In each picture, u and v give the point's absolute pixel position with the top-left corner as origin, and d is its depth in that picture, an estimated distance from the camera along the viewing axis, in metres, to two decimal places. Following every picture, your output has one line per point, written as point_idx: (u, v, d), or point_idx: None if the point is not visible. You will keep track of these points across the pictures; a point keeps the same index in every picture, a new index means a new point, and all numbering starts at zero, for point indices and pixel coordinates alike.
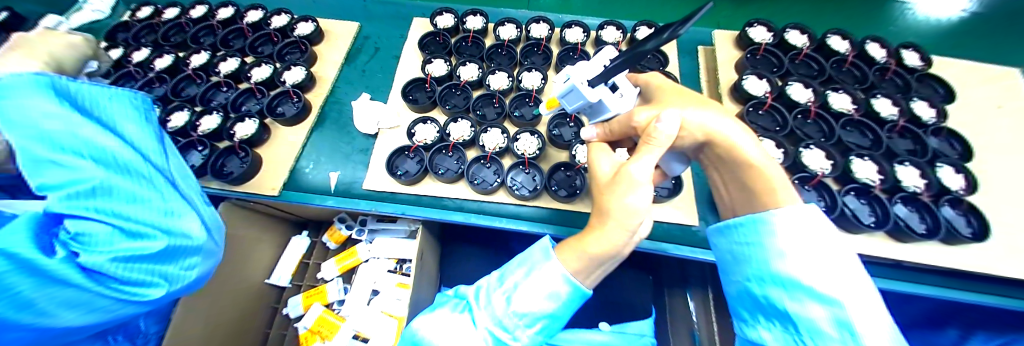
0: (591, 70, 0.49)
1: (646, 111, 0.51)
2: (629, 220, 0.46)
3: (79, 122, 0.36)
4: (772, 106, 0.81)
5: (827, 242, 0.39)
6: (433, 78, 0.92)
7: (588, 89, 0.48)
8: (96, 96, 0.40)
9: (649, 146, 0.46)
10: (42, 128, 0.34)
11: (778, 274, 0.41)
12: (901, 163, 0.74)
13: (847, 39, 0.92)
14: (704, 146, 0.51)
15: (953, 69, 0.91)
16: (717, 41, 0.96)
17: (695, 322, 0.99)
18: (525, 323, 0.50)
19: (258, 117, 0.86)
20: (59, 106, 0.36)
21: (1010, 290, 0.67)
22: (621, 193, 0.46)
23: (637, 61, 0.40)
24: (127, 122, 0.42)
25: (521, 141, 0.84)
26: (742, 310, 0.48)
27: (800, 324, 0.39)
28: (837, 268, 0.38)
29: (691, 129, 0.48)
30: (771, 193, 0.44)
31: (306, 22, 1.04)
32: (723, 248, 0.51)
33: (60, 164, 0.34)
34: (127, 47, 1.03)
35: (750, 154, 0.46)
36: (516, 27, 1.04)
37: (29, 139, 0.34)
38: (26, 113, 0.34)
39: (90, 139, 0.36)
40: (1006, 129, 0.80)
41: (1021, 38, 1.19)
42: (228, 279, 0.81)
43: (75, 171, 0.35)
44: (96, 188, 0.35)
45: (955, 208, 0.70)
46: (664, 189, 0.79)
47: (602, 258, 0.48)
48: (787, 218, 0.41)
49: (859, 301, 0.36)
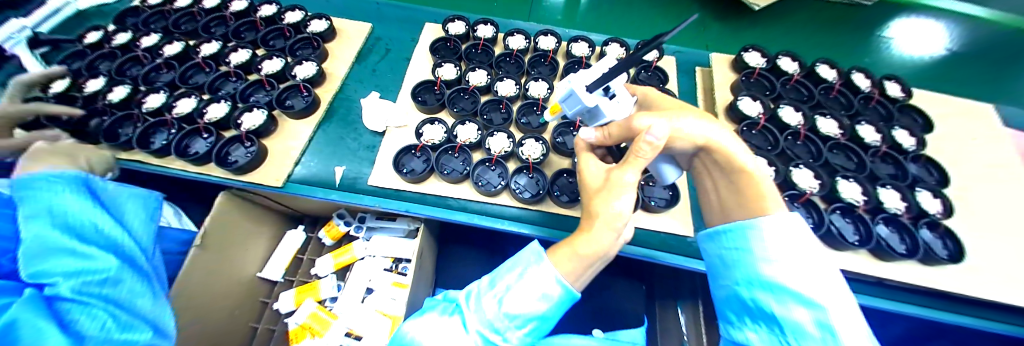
0: (589, 77, 0.52)
1: (645, 117, 0.49)
2: (614, 222, 0.48)
3: (103, 218, 0.51)
4: (765, 127, 0.86)
5: (808, 251, 0.42)
6: (443, 81, 0.95)
7: (587, 95, 0.50)
8: (117, 196, 0.59)
9: (635, 155, 0.46)
10: (72, 225, 0.47)
11: (766, 278, 0.43)
12: (884, 185, 0.78)
13: (834, 69, 0.99)
14: (701, 151, 0.54)
15: (930, 101, 0.98)
16: (714, 63, 1.02)
17: (685, 333, 0.97)
18: (516, 324, 0.51)
19: (267, 107, 0.86)
20: (88, 206, 0.51)
21: (983, 311, 0.71)
22: (607, 198, 0.49)
23: (632, 66, 0.43)
24: (135, 221, 0.59)
25: (525, 146, 0.87)
26: (730, 313, 0.49)
27: (785, 325, 0.39)
28: (818, 273, 0.40)
29: (692, 136, 0.50)
30: (761, 200, 0.47)
31: (321, 19, 1.07)
32: (713, 254, 0.54)
33: (79, 256, 0.45)
34: (138, 33, 1.03)
35: (744, 161, 0.49)
36: (525, 38, 1.07)
37: (56, 232, 0.45)
38: (64, 210, 0.49)
39: (106, 232, 0.50)
40: (977, 159, 0.86)
41: (985, 80, 1.29)
42: (217, 274, 0.78)
43: (89, 260, 0.45)
44: (107, 277, 0.45)
45: (933, 231, 0.75)
46: (662, 199, 0.83)
47: (591, 259, 0.50)
48: (773, 225, 0.44)
49: (838, 304, 0.37)
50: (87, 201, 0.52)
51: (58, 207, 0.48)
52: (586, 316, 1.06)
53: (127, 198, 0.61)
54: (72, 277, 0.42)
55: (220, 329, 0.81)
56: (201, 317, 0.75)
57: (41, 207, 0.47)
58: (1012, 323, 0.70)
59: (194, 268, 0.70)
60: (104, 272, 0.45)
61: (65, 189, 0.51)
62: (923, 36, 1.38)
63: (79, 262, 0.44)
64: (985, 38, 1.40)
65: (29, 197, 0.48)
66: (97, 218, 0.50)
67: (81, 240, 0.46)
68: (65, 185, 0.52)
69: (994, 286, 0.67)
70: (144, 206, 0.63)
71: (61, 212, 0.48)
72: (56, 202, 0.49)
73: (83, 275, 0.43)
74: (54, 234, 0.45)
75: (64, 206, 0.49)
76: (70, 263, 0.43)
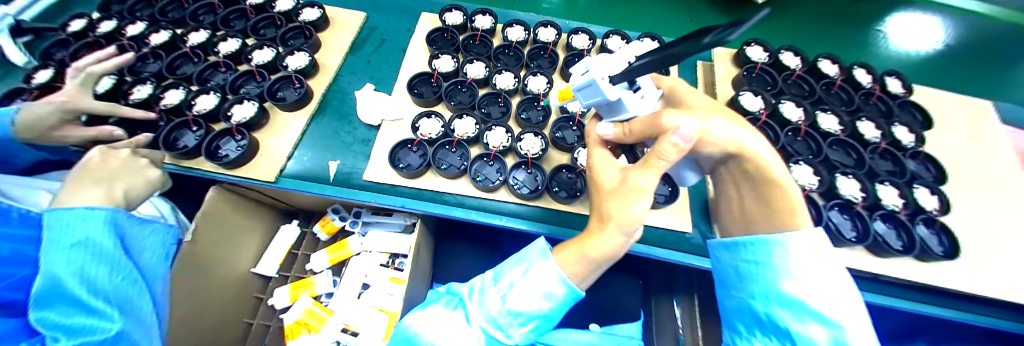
0: (614, 65, 0.49)
1: (674, 114, 0.48)
2: (626, 226, 0.48)
3: (126, 260, 0.44)
4: (766, 122, 0.85)
5: (833, 274, 0.42)
6: (440, 74, 0.92)
7: (609, 86, 0.48)
8: (143, 230, 0.51)
9: (657, 157, 0.44)
10: (91, 265, 0.40)
11: (785, 295, 0.43)
12: (882, 182, 0.79)
13: (835, 64, 0.98)
14: (731, 158, 0.53)
15: (930, 97, 0.97)
16: (717, 57, 1.01)
17: (680, 328, 0.98)
18: (519, 322, 0.50)
19: (258, 99, 0.84)
20: (113, 241, 0.44)
21: (970, 306, 0.72)
22: (624, 202, 0.47)
23: (667, 65, 0.38)
24: (152, 256, 0.52)
25: (524, 141, 0.85)
26: (739, 323, 0.49)
27: (798, 341, 0.40)
28: (834, 286, 0.41)
29: (724, 141, 0.49)
30: (794, 215, 0.47)
31: (313, 7, 1.03)
32: (726, 264, 0.54)
33: (86, 308, 0.37)
34: (123, 20, 0.99)
35: (776, 171, 0.49)
36: (524, 29, 1.05)
37: (70, 273, 0.38)
38: (86, 243, 0.41)
39: (120, 279, 0.42)
40: (975, 157, 0.86)
41: (982, 76, 1.29)
42: (209, 271, 0.76)
43: (94, 315, 0.37)
44: (106, 338, 0.37)
45: (930, 227, 0.75)
46: (662, 195, 0.82)
47: (598, 262, 0.50)
48: (802, 242, 0.44)
49: (855, 322, 0.39)
50: (112, 237, 0.44)
51: (90, 240, 0.42)
52: (585, 310, 1.04)
53: (151, 230, 0.53)
54: (71, 337, 0.35)
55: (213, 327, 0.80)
56: (195, 314, 0.74)
57: (65, 239, 0.40)
58: (1000, 318, 0.71)
59: (186, 266, 0.69)
60: (106, 332, 0.37)
61: (100, 216, 0.44)
62: (923, 31, 1.38)
63: (87, 317, 0.37)
64: (983, 34, 1.40)
65: (54, 224, 0.41)
66: (118, 260, 0.43)
67: (94, 289, 0.39)
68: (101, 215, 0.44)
69: (985, 282, 0.68)
70: (164, 238, 0.55)
71: (79, 247, 0.40)
72: (89, 234, 0.42)
73: (84, 334, 0.36)
74: (66, 277, 0.37)
75: (91, 238, 0.42)
76: (78, 318, 0.36)
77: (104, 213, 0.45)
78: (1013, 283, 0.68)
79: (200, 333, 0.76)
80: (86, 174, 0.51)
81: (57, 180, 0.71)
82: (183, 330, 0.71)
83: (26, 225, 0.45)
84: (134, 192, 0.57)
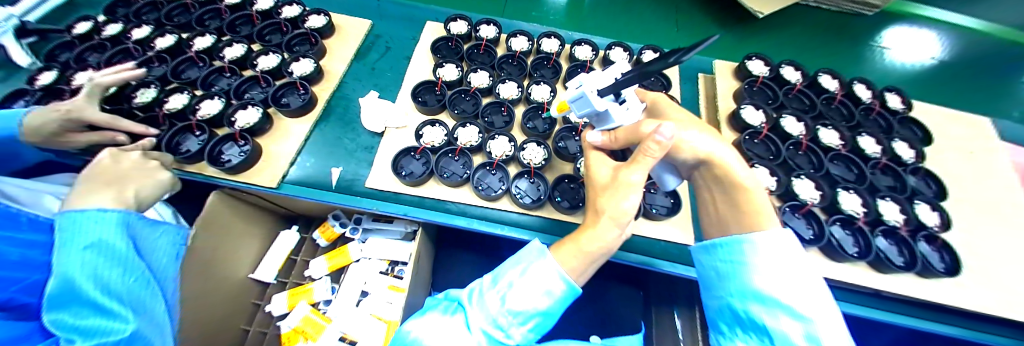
0: (605, 79, 0.52)
1: (653, 123, 0.51)
2: (620, 219, 0.49)
3: (137, 261, 0.43)
4: (767, 136, 0.86)
5: (798, 267, 0.43)
6: (445, 82, 0.93)
7: (597, 98, 0.50)
8: (153, 234, 0.50)
9: (643, 154, 0.47)
10: (100, 268, 0.39)
11: (757, 290, 0.43)
12: (883, 197, 0.79)
13: (836, 79, 1.00)
14: (701, 165, 0.55)
15: (928, 113, 0.98)
16: (718, 70, 1.02)
17: (682, 339, 0.97)
18: (519, 321, 0.49)
19: (261, 105, 0.84)
20: (124, 243, 0.43)
21: (972, 323, 0.72)
22: (614, 196, 0.50)
23: (650, 77, 0.41)
24: (165, 259, 0.51)
25: (527, 150, 0.86)
26: (721, 323, 0.49)
27: (775, 337, 0.40)
28: (803, 285, 0.41)
29: (697, 151, 0.53)
30: (756, 216, 0.49)
31: (319, 14, 1.04)
32: (706, 265, 0.54)
33: (100, 310, 0.36)
34: (128, 24, 1.00)
35: (742, 177, 0.52)
36: (528, 40, 1.06)
37: (85, 275, 0.37)
38: (99, 245, 0.41)
39: (130, 281, 0.41)
40: (974, 173, 0.87)
41: (972, 87, 1.32)
42: (208, 272, 0.76)
43: (109, 315, 0.36)
44: (122, 338, 0.36)
45: (930, 244, 0.75)
46: (663, 207, 0.82)
47: (597, 256, 0.51)
48: (766, 242, 0.45)
49: (824, 316, 0.39)
50: (124, 238, 0.43)
51: (102, 241, 0.41)
52: (586, 323, 1.04)
53: (163, 232, 0.52)
54: (88, 338, 0.34)
55: (212, 331, 0.79)
56: (196, 314, 0.74)
57: (77, 241, 0.40)
58: (1001, 335, 0.71)
59: (189, 265, 0.69)
60: (119, 333, 0.36)
61: (114, 220, 0.44)
62: (918, 45, 1.41)
63: (98, 318, 0.36)
64: (976, 48, 1.42)
65: (68, 227, 0.40)
66: (129, 262, 0.42)
67: (105, 290, 0.38)
68: (112, 219, 0.44)
69: (987, 299, 0.68)
70: (177, 242, 0.54)
71: (92, 249, 0.40)
72: (101, 236, 0.41)
73: (100, 336, 0.35)
74: (79, 277, 0.36)
75: (103, 241, 0.41)
76: (91, 319, 0.35)
77: (118, 217, 0.45)
78: (1015, 301, 0.69)
79: (198, 334, 0.74)
80: (93, 176, 0.51)
81: (67, 186, 0.70)
82: (185, 328, 0.70)
83: (36, 229, 0.44)
84: (144, 196, 0.57)
